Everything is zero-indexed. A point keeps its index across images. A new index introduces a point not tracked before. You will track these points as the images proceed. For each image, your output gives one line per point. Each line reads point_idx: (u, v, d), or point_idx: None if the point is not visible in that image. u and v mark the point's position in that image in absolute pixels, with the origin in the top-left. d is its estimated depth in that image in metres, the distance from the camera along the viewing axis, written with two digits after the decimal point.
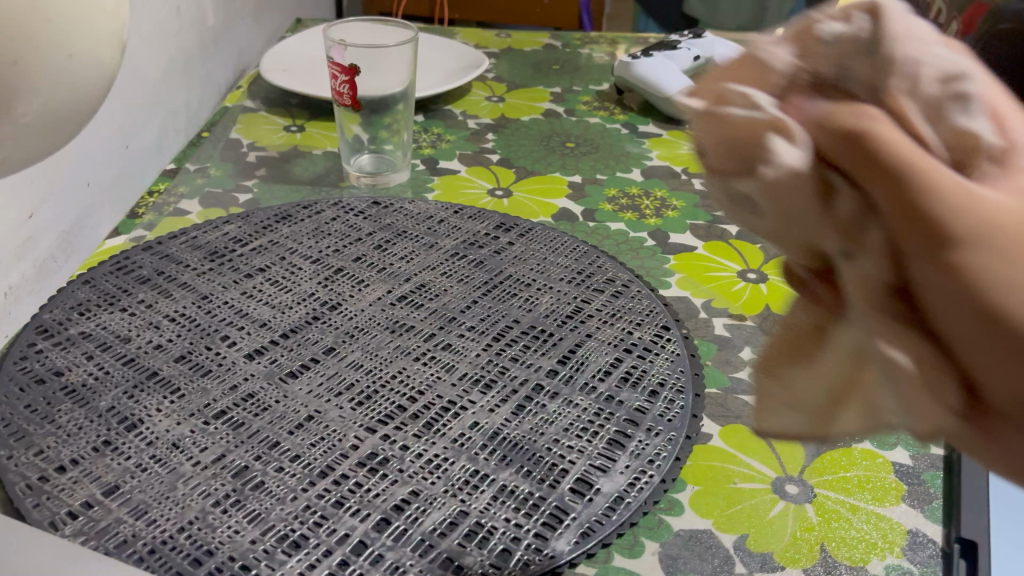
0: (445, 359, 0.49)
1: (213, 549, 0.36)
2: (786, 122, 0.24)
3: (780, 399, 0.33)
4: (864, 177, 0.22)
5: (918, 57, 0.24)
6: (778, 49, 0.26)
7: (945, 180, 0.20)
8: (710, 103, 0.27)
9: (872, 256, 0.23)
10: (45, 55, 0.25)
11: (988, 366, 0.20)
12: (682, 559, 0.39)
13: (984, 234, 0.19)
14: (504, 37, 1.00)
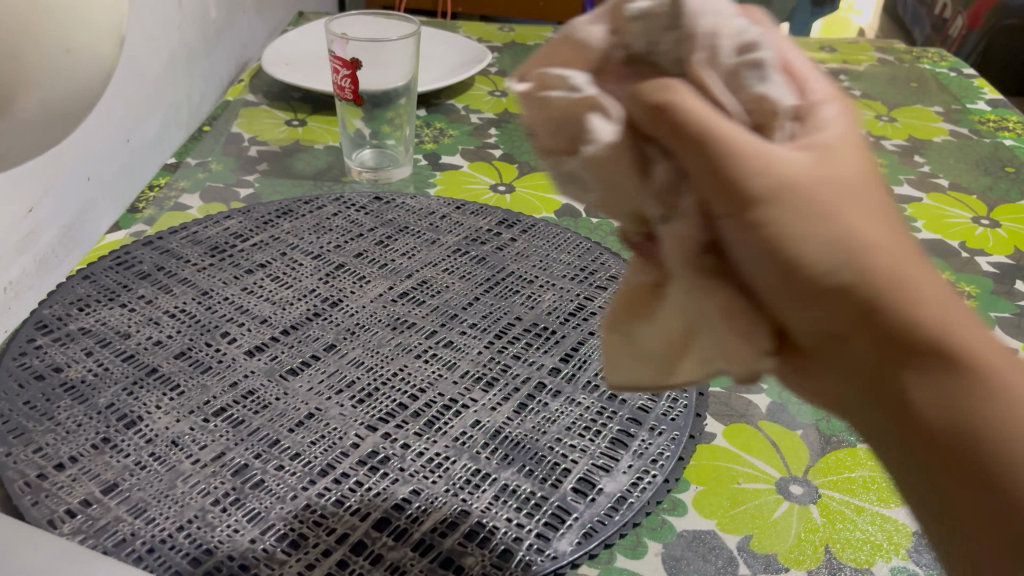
0: (446, 356, 0.49)
1: (212, 549, 0.36)
2: (604, 103, 0.26)
3: (623, 350, 0.33)
4: (671, 144, 0.24)
5: (716, 28, 0.25)
6: (590, 27, 0.27)
7: (745, 146, 0.23)
8: (533, 87, 0.28)
9: (686, 218, 0.26)
10: (43, 49, 0.24)
11: (792, 304, 0.24)
12: (685, 560, 0.38)
13: (779, 193, 0.23)
14: (508, 31, 0.99)
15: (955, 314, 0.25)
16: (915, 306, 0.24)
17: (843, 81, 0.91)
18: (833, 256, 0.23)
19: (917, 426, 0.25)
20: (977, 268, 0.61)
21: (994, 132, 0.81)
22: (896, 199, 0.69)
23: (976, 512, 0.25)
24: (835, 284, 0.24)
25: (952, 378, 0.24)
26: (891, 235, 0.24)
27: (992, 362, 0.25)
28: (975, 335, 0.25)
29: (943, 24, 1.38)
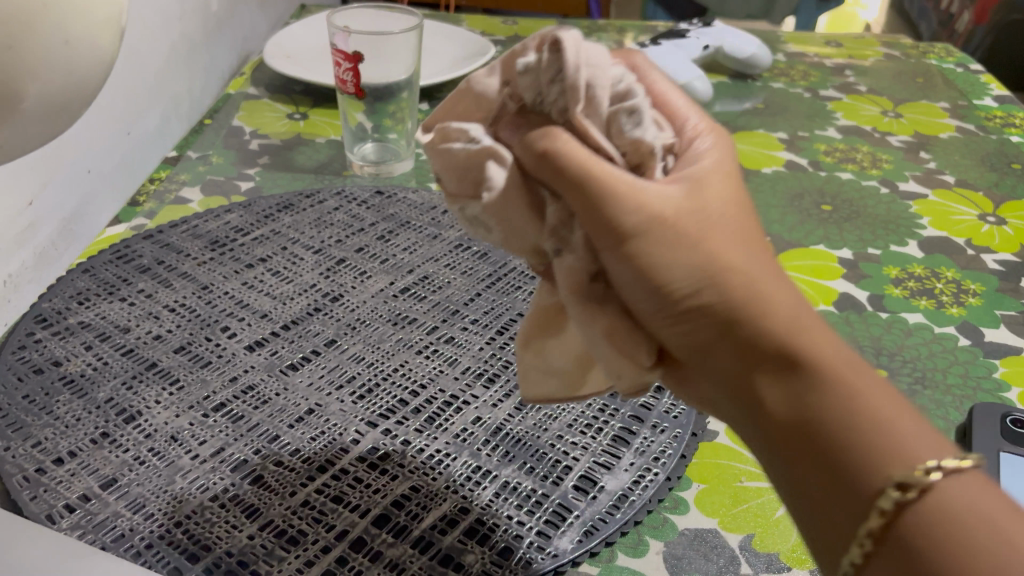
0: (448, 352, 0.48)
1: (210, 545, 0.36)
2: (498, 153, 0.30)
3: (532, 368, 0.36)
4: (558, 187, 0.29)
5: (592, 76, 0.29)
6: (488, 81, 0.31)
7: (620, 186, 0.29)
8: (437, 139, 0.31)
9: (576, 252, 0.30)
10: (43, 41, 0.24)
11: (666, 323, 0.29)
12: (687, 559, 0.38)
13: (648, 227, 0.29)
14: (511, 24, 0.98)
15: (811, 326, 0.29)
16: (766, 314, 0.28)
17: (849, 76, 0.91)
18: (697, 280, 0.28)
19: (775, 425, 0.28)
20: (982, 266, 0.60)
21: (1001, 128, 0.80)
22: (901, 196, 0.69)
23: (829, 505, 0.27)
24: (696, 302, 0.28)
25: (803, 376, 0.28)
26: (748, 260, 0.29)
27: (847, 367, 0.28)
28: (830, 345, 0.28)
29: (949, 19, 1.37)
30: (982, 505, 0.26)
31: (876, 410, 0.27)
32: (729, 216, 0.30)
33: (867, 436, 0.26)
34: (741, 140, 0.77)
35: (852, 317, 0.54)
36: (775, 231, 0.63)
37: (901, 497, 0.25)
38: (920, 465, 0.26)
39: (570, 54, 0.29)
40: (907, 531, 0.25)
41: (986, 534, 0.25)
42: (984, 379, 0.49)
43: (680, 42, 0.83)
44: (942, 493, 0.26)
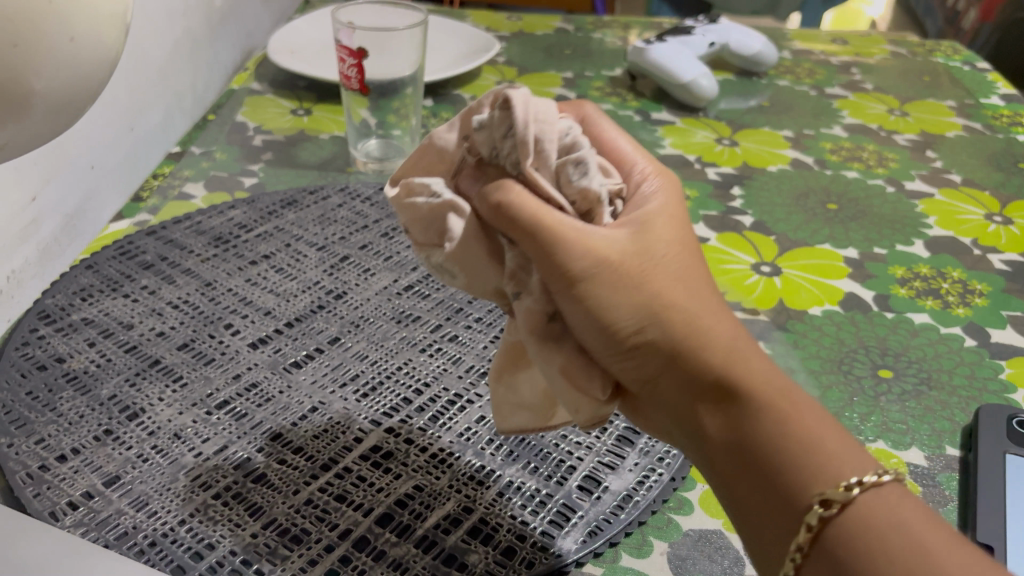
0: (452, 351, 0.48)
1: (214, 543, 0.36)
2: (457, 204, 0.35)
3: (503, 400, 0.37)
4: (513, 235, 0.33)
5: (540, 134, 0.34)
6: (448, 137, 0.37)
7: (569, 235, 0.33)
8: (402, 194, 0.36)
9: (534, 295, 0.34)
10: (48, 39, 0.23)
11: (615, 359, 0.33)
12: (691, 560, 0.38)
13: (596, 272, 0.32)
14: (516, 20, 0.98)
15: (745, 357, 0.33)
16: (704, 348, 0.32)
17: (855, 74, 0.90)
18: (640, 318, 0.32)
19: (714, 447, 0.32)
20: (988, 266, 0.60)
21: (1008, 127, 0.80)
22: (907, 195, 0.68)
23: (766, 519, 0.31)
24: (641, 339, 0.32)
25: (738, 405, 0.32)
26: (688, 300, 0.33)
27: (777, 393, 0.32)
28: (761, 372, 0.32)
29: (956, 16, 1.37)
30: (896, 511, 0.30)
31: (800, 432, 0.31)
32: (671, 258, 0.34)
33: (792, 455, 0.31)
34: (747, 138, 0.76)
35: (857, 317, 0.54)
36: (781, 230, 0.63)
37: (825, 511, 0.29)
38: (840, 482, 0.30)
39: (518, 114, 0.33)
40: (830, 537, 0.29)
41: (899, 539, 0.29)
42: (990, 380, 0.49)
43: (685, 39, 0.84)
44: (860, 502, 0.30)
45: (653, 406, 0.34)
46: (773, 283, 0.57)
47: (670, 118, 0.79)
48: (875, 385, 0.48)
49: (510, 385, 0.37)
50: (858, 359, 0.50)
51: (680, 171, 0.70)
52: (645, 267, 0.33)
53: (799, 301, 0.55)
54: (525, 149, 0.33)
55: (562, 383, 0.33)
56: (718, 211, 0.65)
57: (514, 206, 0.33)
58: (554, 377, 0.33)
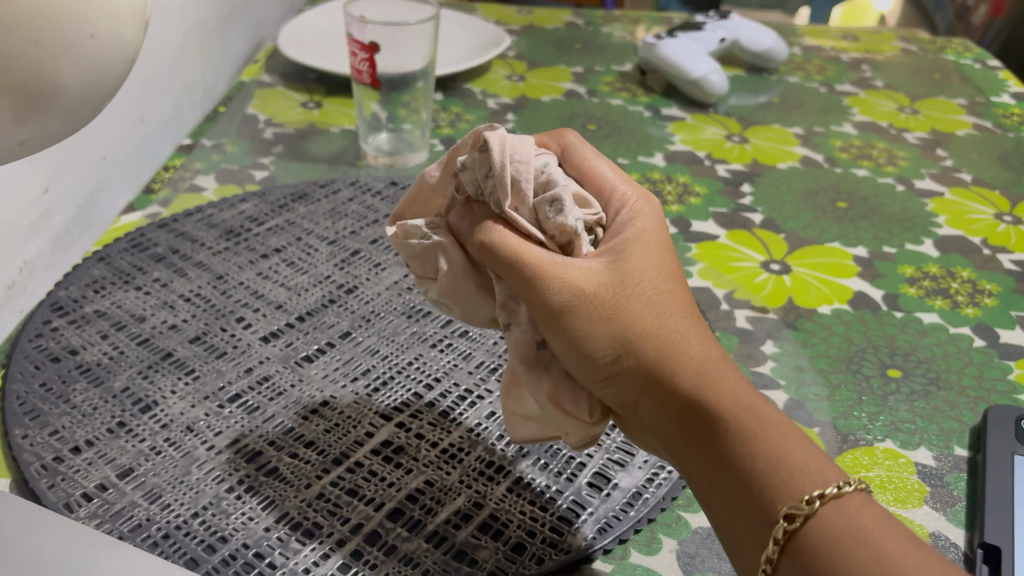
0: (462, 347, 0.48)
1: (227, 536, 0.36)
2: (445, 245, 0.37)
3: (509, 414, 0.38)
4: (498, 271, 0.35)
5: (518, 175, 0.35)
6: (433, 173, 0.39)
7: (547, 269, 0.34)
8: (400, 235, 0.39)
9: (522, 326, 0.35)
10: (68, 35, 0.23)
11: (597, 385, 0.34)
12: (700, 558, 0.38)
13: (572, 303, 0.34)
14: (526, 14, 0.98)
15: (717, 378, 0.34)
16: (678, 371, 0.34)
17: (865, 71, 0.90)
18: (616, 347, 0.34)
19: (692, 465, 0.33)
20: (998, 266, 0.60)
21: (1018, 126, 0.80)
22: (917, 194, 0.68)
23: (740, 535, 0.32)
24: (618, 366, 0.34)
25: (710, 425, 0.33)
26: (662, 325, 0.35)
27: (748, 412, 0.33)
28: (733, 392, 0.34)
29: (965, 12, 1.36)
30: (862, 521, 0.31)
31: (770, 449, 0.32)
32: (647, 283, 0.35)
33: (762, 471, 0.32)
34: (757, 135, 0.76)
35: (867, 316, 0.54)
36: (790, 228, 0.63)
37: (789, 526, 0.31)
38: (806, 497, 0.31)
39: (494, 155, 0.35)
40: (799, 548, 0.30)
41: (861, 548, 0.30)
42: (999, 381, 0.49)
43: (695, 36, 0.84)
44: (824, 514, 0.31)
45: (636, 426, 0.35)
46: (782, 281, 0.57)
47: (680, 114, 0.79)
48: (884, 384, 0.48)
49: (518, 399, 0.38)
50: (867, 358, 0.50)
51: (690, 168, 0.70)
52: (620, 294, 0.35)
53: (809, 300, 0.55)
54: (503, 189, 0.35)
55: (549, 407, 0.35)
56: (728, 209, 0.65)
57: (498, 246, 0.35)
58: (544, 403, 0.35)
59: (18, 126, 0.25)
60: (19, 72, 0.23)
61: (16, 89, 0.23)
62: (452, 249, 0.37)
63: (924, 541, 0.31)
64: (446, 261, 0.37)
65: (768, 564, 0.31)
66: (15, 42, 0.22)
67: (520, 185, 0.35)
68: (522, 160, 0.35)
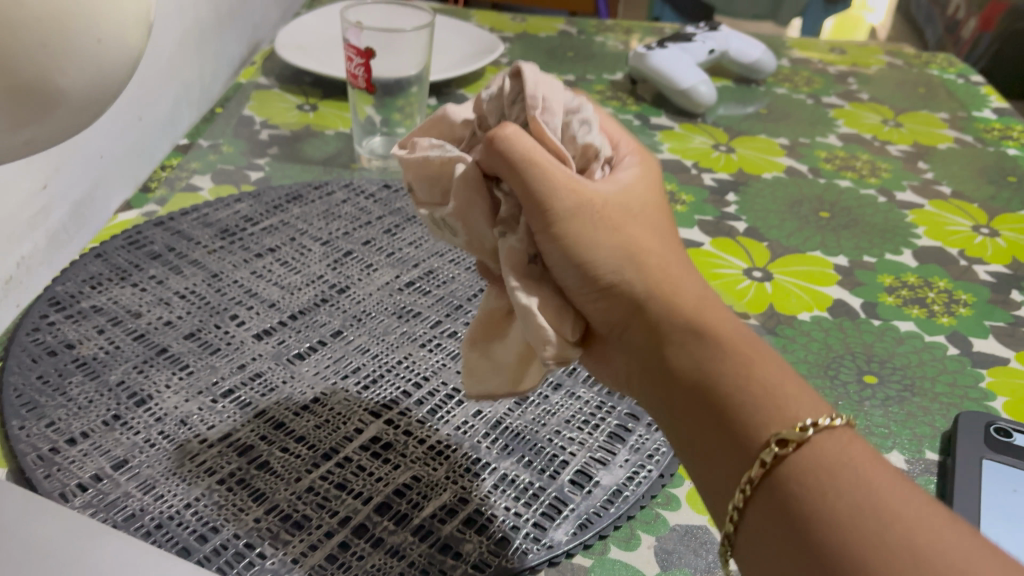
0: (450, 347, 0.50)
1: (218, 526, 0.37)
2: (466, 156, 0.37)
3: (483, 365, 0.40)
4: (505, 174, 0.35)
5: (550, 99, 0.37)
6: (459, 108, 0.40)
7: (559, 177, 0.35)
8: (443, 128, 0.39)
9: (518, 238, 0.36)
10: (73, 39, 0.24)
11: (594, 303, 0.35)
12: (677, 554, 0.39)
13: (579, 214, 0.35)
14: (520, 22, 1.00)
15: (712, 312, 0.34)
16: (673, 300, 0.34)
17: (852, 84, 0.92)
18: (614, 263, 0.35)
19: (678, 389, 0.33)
20: (975, 277, 0.61)
21: (999, 141, 0.81)
22: (898, 205, 0.70)
23: (709, 481, 0.32)
24: (616, 281, 0.35)
25: (688, 354, 0.33)
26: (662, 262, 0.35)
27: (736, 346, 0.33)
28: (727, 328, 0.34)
29: (956, 26, 1.52)
30: (834, 489, 0.29)
31: (755, 391, 0.32)
32: (650, 229, 0.37)
33: (739, 423, 0.31)
34: (743, 145, 0.78)
35: (845, 324, 0.55)
36: (774, 237, 0.64)
37: (779, 451, 0.30)
38: (798, 424, 0.30)
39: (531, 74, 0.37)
40: (767, 503, 0.30)
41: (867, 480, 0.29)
42: (971, 389, 0.50)
43: (685, 47, 0.85)
44: (793, 470, 0.30)
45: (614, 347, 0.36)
46: (763, 288, 0.58)
47: (669, 123, 0.81)
48: (860, 390, 0.50)
49: (483, 351, 0.40)
50: (845, 364, 0.52)
51: (677, 177, 0.71)
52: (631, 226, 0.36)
53: (789, 307, 0.56)
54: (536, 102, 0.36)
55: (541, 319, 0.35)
56: (713, 216, 0.66)
57: (503, 141, 0.35)
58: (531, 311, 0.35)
59: (23, 126, 0.26)
60: (25, 74, 0.24)
61: (22, 90, 0.25)
62: (455, 156, 0.36)
63: (916, 518, 0.28)
64: (425, 160, 0.37)
65: (734, 513, 0.31)
66: (23, 45, 0.23)
67: (538, 120, 0.36)
68: (541, 105, 0.37)
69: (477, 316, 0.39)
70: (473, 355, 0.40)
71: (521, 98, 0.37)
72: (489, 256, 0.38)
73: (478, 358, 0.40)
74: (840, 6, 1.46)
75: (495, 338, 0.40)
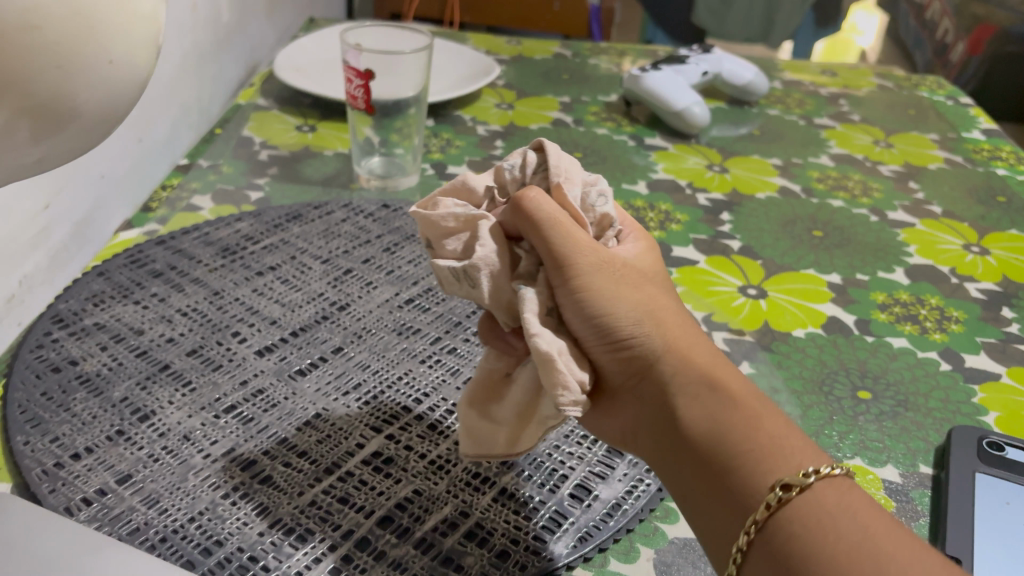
0: (450, 363, 0.50)
1: (222, 540, 0.37)
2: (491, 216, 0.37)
3: (477, 425, 0.40)
4: (531, 231, 0.36)
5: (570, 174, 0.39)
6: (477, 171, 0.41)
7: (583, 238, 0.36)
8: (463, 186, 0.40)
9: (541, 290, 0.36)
10: (85, 60, 0.25)
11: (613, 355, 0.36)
12: (676, 566, 0.40)
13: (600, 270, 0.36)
14: (515, 44, 1.01)
15: (722, 369, 0.37)
16: (690, 356, 0.36)
17: (843, 106, 0.93)
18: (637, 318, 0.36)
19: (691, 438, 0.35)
20: (966, 294, 0.62)
21: (988, 162, 0.83)
22: (890, 224, 0.71)
23: (716, 527, 0.33)
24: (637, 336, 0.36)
25: (700, 408, 0.35)
26: (675, 323, 0.37)
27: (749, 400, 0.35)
28: (738, 383, 0.36)
29: (945, 49, 1.57)
30: (834, 531, 0.31)
31: (761, 443, 0.34)
32: (662, 293, 0.38)
33: (747, 470, 0.33)
34: (736, 165, 0.79)
35: (839, 340, 0.56)
36: (767, 255, 0.65)
37: (784, 495, 0.32)
38: (802, 472, 0.32)
39: (554, 149, 0.39)
40: (769, 543, 0.31)
41: (861, 526, 0.31)
42: (964, 404, 0.51)
43: (679, 68, 0.86)
44: (796, 513, 0.32)
45: (620, 399, 0.38)
46: (758, 305, 0.59)
47: (663, 144, 0.82)
48: (854, 405, 0.50)
49: (482, 412, 0.40)
50: (839, 380, 0.52)
51: (671, 197, 0.72)
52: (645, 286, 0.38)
53: (783, 324, 0.57)
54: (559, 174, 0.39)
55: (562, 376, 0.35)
56: (707, 235, 0.67)
57: (531, 201, 0.36)
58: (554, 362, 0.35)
59: (36, 143, 0.26)
60: (40, 93, 0.24)
61: (36, 109, 0.25)
62: (480, 216, 0.37)
63: (907, 559, 0.30)
64: (449, 217, 0.37)
65: (738, 555, 0.32)
66: (39, 66, 0.24)
67: (562, 186, 0.38)
68: (563, 174, 0.39)
69: (476, 378, 0.40)
70: (472, 416, 0.40)
71: (545, 170, 0.40)
72: (503, 311, 0.37)
73: (477, 419, 0.40)
74: (830, 29, 1.48)
75: (494, 401, 0.40)
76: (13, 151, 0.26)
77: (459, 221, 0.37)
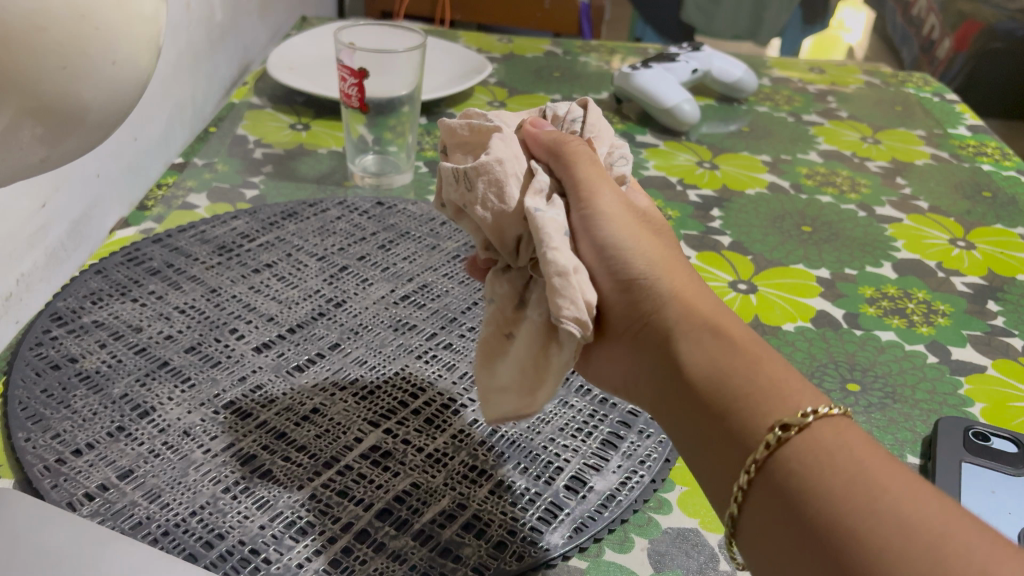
0: (446, 358, 0.51)
1: (224, 533, 0.38)
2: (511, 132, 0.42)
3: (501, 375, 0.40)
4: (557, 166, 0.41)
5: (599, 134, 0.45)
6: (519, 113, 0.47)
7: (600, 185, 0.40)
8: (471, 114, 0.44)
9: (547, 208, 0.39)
10: (90, 60, 0.24)
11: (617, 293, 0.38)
12: (669, 556, 0.41)
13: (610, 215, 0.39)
14: (506, 42, 1.02)
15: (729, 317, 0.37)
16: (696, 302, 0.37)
17: (831, 102, 0.94)
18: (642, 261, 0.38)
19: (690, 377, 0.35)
20: (952, 288, 0.63)
21: (973, 157, 0.84)
22: (878, 220, 0.72)
23: (716, 475, 0.33)
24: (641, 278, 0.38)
25: (701, 350, 0.35)
26: (682, 277, 0.39)
27: (752, 343, 0.35)
28: (741, 329, 0.36)
29: (931, 45, 1.59)
30: (830, 467, 0.30)
31: (761, 385, 0.33)
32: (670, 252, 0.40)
33: (746, 413, 0.32)
34: (727, 162, 0.80)
35: (828, 334, 0.57)
36: (757, 250, 0.66)
37: (783, 434, 0.31)
38: (800, 411, 0.32)
39: (593, 109, 0.46)
40: (770, 481, 0.31)
41: (854, 461, 0.30)
42: (950, 396, 0.52)
43: (668, 66, 0.87)
44: (794, 451, 0.31)
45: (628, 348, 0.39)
46: (748, 299, 0.60)
47: (654, 141, 0.83)
48: (843, 397, 0.51)
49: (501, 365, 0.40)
50: (828, 372, 0.53)
51: (663, 193, 0.73)
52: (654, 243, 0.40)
53: (773, 318, 0.58)
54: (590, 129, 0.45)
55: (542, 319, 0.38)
56: (698, 231, 0.68)
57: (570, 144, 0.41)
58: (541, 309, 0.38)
59: (41, 144, 0.26)
60: (46, 94, 0.24)
61: (40, 111, 0.25)
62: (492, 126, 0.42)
63: (902, 490, 0.28)
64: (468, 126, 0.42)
65: (739, 493, 0.32)
66: (43, 68, 0.24)
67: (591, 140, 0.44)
68: (595, 131, 0.45)
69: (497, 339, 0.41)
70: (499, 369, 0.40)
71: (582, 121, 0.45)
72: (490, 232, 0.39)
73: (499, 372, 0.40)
74: (817, 28, 1.50)
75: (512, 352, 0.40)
76: (16, 150, 0.26)
77: (473, 131, 0.42)
